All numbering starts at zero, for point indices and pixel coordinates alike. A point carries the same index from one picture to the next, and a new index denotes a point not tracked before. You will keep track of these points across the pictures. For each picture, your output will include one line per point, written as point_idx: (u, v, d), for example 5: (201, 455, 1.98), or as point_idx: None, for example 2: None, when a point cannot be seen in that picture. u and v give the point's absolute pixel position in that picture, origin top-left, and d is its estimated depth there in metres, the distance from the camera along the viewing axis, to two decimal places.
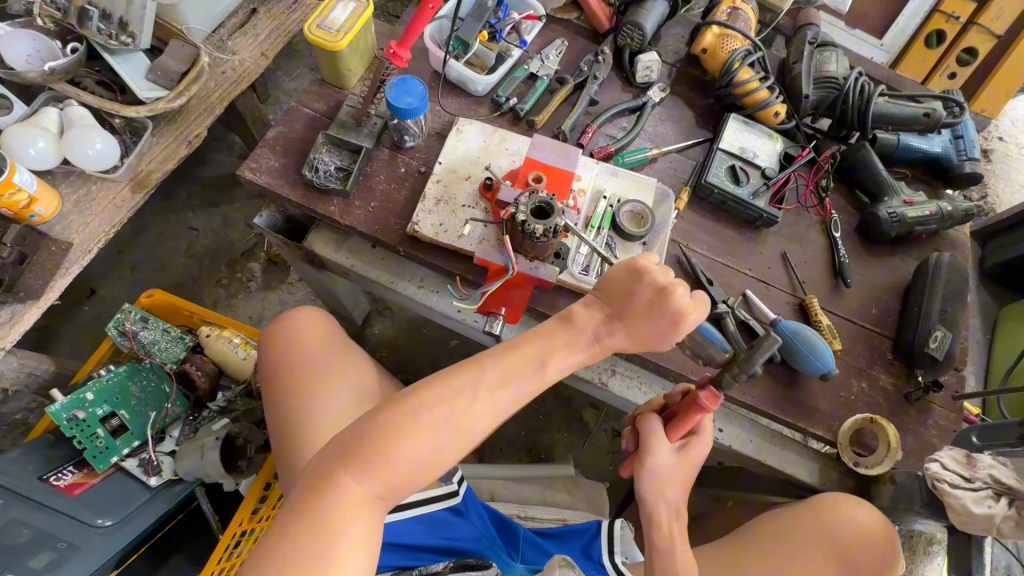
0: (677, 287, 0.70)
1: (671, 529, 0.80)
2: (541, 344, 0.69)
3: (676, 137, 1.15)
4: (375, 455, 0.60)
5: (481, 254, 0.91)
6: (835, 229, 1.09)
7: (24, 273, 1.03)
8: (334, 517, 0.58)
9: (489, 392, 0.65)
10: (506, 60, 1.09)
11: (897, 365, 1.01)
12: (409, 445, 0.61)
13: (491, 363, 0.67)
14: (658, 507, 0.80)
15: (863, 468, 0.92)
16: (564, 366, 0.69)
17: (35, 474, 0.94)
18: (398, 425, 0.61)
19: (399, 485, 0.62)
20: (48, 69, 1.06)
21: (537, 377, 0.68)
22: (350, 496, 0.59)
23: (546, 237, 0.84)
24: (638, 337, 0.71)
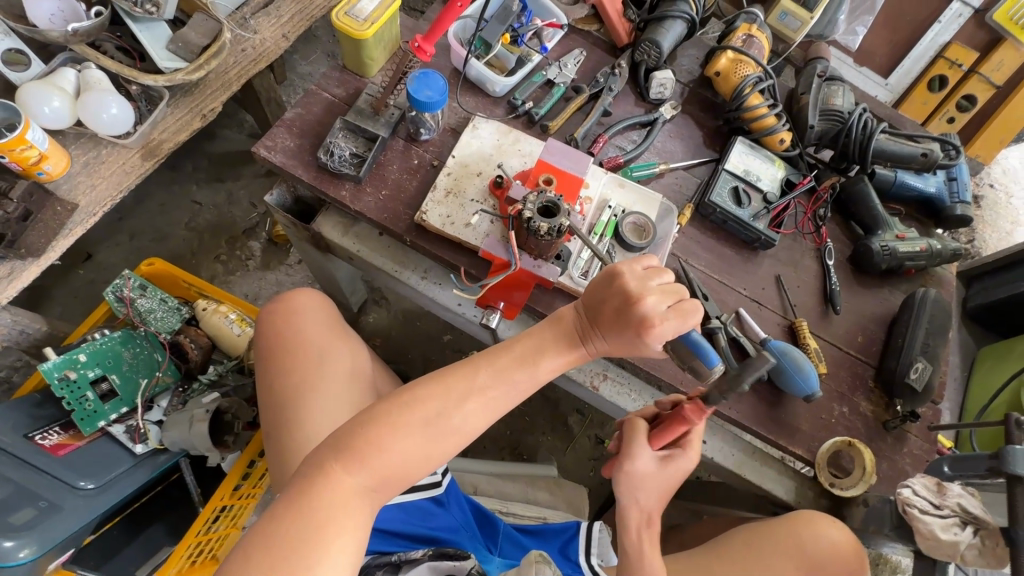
0: (646, 292, 0.66)
1: (641, 536, 0.81)
2: (530, 345, 0.70)
3: (684, 155, 1.18)
4: (364, 446, 0.61)
5: (486, 248, 0.93)
6: (829, 256, 1.12)
7: (27, 230, 1.02)
8: (324, 510, 0.59)
9: (480, 390, 0.67)
10: (526, 64, 1.11)
11: (878, 393, 1.04)
12: (401, 441, 0.62)
13: (483, 362, 0.68)
14: (627, 511, 0.81)
15: (837, 489, 0.94)
16: (552, 366, 0.70)
17: (22, 431, 0.94)
18: (390, 420, 0.63)
19: (390, 479, 0.63)
20: (71, 30, 1.06)
21: (528, 376, 0.69)
22: (341, 489, 0.60)
23: (550, 236, 0.85)
24: (614, 343, 0.69)
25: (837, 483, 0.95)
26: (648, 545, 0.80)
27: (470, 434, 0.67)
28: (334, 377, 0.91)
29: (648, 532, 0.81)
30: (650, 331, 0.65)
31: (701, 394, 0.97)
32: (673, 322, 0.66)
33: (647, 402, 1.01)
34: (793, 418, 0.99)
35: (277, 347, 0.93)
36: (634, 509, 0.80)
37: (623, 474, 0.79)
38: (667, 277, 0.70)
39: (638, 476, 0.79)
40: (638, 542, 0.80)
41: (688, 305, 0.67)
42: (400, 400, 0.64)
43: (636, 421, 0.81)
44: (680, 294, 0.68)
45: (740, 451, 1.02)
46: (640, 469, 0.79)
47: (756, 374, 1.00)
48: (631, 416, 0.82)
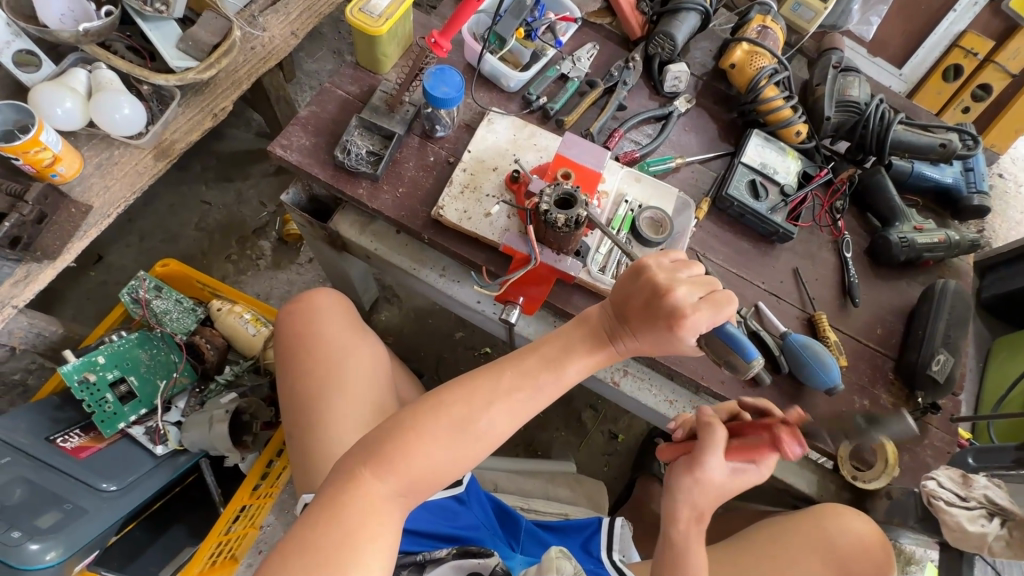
0: (675, 284, 0.64)
1: (689, 529, 0.74)
2: (556, 345, 0.69)
3: (699, 149, 1.17)
4: (395, 452, 0.61)
5: (506, 242, 0.93)
6: (846, 249, 1.12)
7: (42, 233, 1.02)
8: (354, 515, 0.58)
9: (507, 392, 0.65)
10: (541, 59, 1.11)
11: (898, 385, 1.04)
12: (430, 447, 0.62)
13: (506, 365, 0.67)
14: (680, 507, 0.74)
15: (860, 482, 0.95)
16: (580, 369, 0.68)
17: (42, 434, 0.93)
18: (419, 426, 0.62)
19: (419, 484, 0.62)
20: (82, 30, 1.05)
21: (553, 379, 0.67)
22: (371, 496, 0.60)
23: (567, 228, 0.81)
24: (646, 340, 0.67)
25: (859, 476, 0.95)
26: (696, 541, 0.74)
27: (498, 438, 0.66)
28: (353, 378, 0.90)
29: (697, 527, 0.75)
30: (681, 323, 0.62)
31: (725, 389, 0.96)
32: (704, 311, 0.63)
33: (667, 398, 1.00)
34: (813, 410, 0.99)
35: (299, 346, 0.93)
36: (686, 505, 0.73)
37: (691, 481, 0.73)
38: (697, 270, 0.67)
39: (710, 487, 0.73)
40: (686, 535, 0.74)
41: (721, 296, 0.63)
42: (430, 405, 0.64)
43: (714, 428, 0.73)
44: (711, 285, 0.65)
45: None
46: (713, 478, 0.73)
47: (777, 367, 0.99)
48: (707, 419, 0.74)
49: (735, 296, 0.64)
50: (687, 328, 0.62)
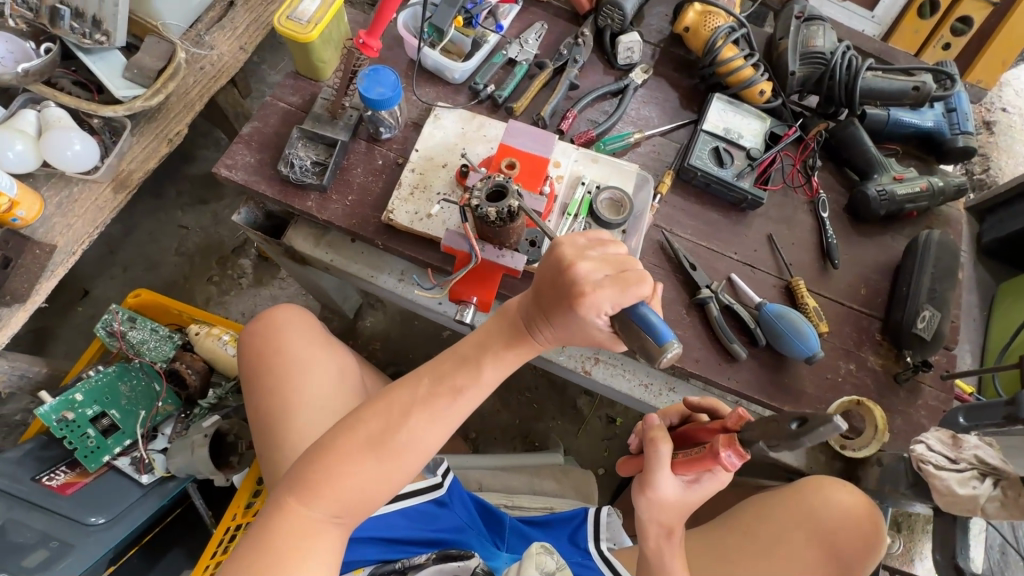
0: (579, 259, 0.58)
1: (658, 541, 0.75)
2: (475, 344, 0.66)
3: (660, 120, 1.13)
4: (319, 474, 0.60)
5: (447, 242, 0.89)
6: (823, 209, 1.07)
7: (9, 277, 1.03)
8: (290, 539, 0.59)
9: (426, 400, 0.63)
10: (483, 47, 1.06)
11: (886, 346, 0.99)
12: (353, 469, 0.60)
13: (425, 373, 0.65)
14: (646, 524, 0.74)
15: (850, 451, 0.91)
16: (500, 367, 0.65)
17: (29, 474, 0.96)
18: (342, 448, 0.61)
19: (353, 505, 0.61)
20: (22, 71, 1.05)
21: (472, 381, 0.64)
22: (301, 522, 0.60)
23: (500, 223, 0.72)
24: (559, 330, 0.62)
25: (849, 445, 0.92)
26: (667, 550, 0.75)
27: (428, 448, 0.64)
28: (312, 391, 0.89)
29: (668, 540, 0.75)
30: (581, 300, 0.56)
31: (698, 368, 0.94)
32: (609, 292, 0.57)
33: (642, 380, 0.98)
34: (797, 381, 0.95)
35: (259, 364, 0.93)
36: (651, 522, 0.74)
37: (646, 500, 0.73)
38: (613, 249, 0.61)
39: (666, 504, 0.72)
40: (656, 547, 0.75)
41: (632, 275, 0.57)
42: (351, 423, 0.62)
43: (658, 446, 0.72)
44: (624, 264, 0.59)
45: None
46: (666, 496, 0.72)
47: (753, 340, 0.96)
48: (651, 435, 0.73)
49: (648, 275, 0.57)
50: (591, 308, 0.57)
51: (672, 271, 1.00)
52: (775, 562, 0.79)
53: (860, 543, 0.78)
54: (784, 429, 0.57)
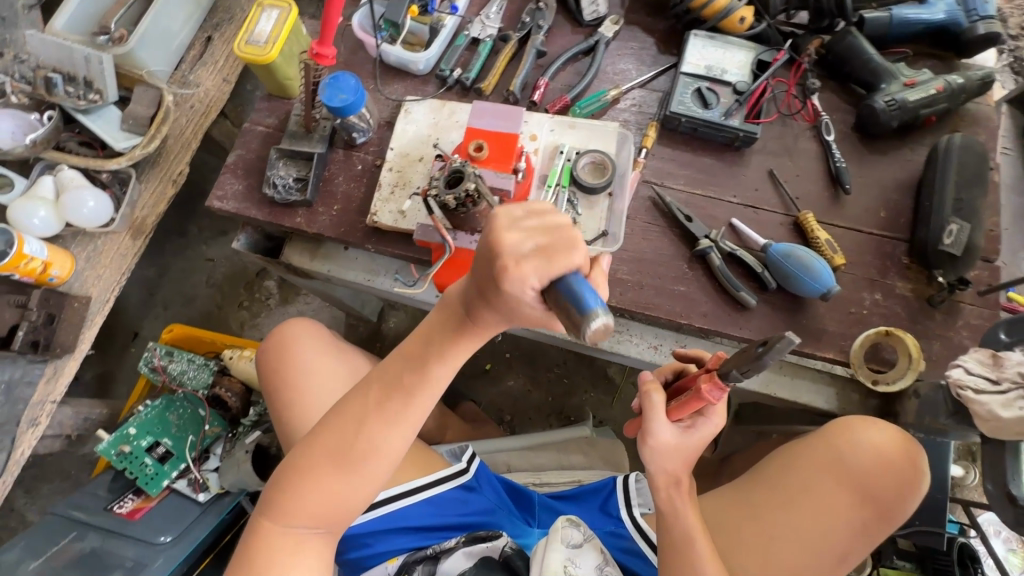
0: (508, 228, 0.51)
1: (672, 496, 0.74)
2: (421, 340, 0.62)
3: (638, 71, 1.07)
4: (284, 493, 0.64)
5: (420, 236, 0.89)
6: (827, 132, 0.99)
7: (57, 331, 1.14)
8: (269, 554, 0.64)
9: (377, 407, 0.62)
10: (441, 32, 1.04)
11: (915, 269, 0.92)
12: (318, 484, 0.63)
13: (375, 379, 0.64)
14: (654, 476, 0.75)
15: (883, 385, 0.86)
16: (445, 365, 0.61)
17: (103, 505, 1.07)
18: (302, 465, 0.64)
19: (326, 516, 0.65)
20: (30, 142, 1.13)
21: (419, 383, 0.62)
22: (282, 536, 0.65)
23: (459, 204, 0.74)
24: (500, 314, 0.55)
25: (881, 378, 0.86)
26: (681, 499, 0.74)
27: (394, 451, 0.64)
28: (316, 399, 0.93)
29: (680, 491, 0.74)
30: (506, 275, 0.50)
31: (706, 322, 0.91)
32: (535, 265, 0.50)
33: (651, 343, 0.95)
34: (817, 320, 0.89)
35: (271, 375, 0.97)
36: (658, 474, 0.74)
37: (646, 450, 0.73)
38: (551, 215, 0.53)
39: (666, 450, 0.73)
40: (670, 501, 0.74)
41: (559, 244, 0.50)
42: (309, 443, 0.65)
43: (651, 395, 0.73)
44: (558, 231, 0.51)
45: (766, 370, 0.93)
46: (665, 443, 0.73)
47: (763, 285, 0.91)
48: (644, 386, 0.74)
49: (580, 241, 0.51)
50: (515, 282, 0.50)
51: (667, 227, 0.96)
52: (806, 509, 0.75)
53: (895, 487, 0.73)
54: (753, 353, 0.61)
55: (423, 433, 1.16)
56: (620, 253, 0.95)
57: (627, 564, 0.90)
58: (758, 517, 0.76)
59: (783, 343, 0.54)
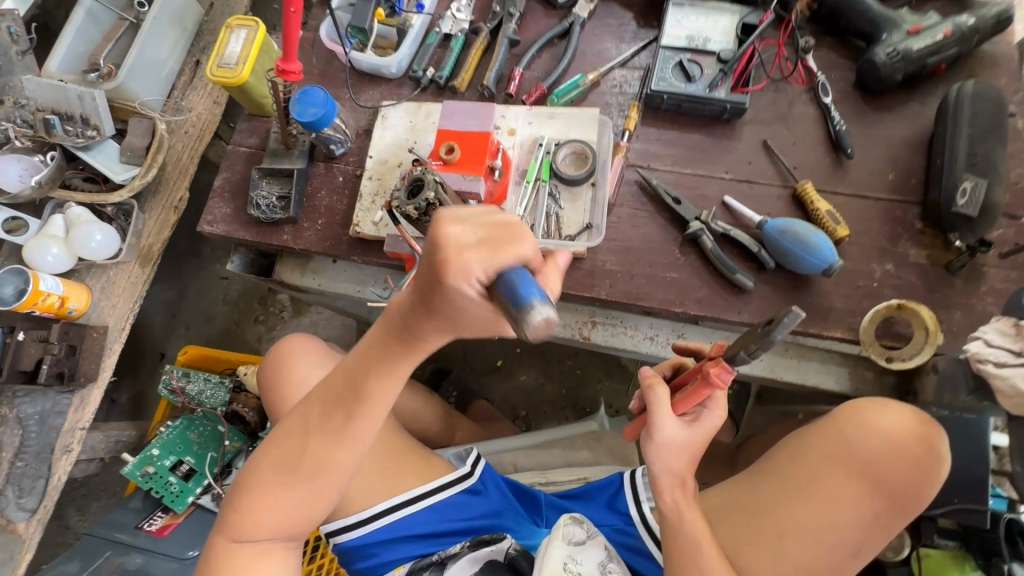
0: (450, 221, 0.47)
1: (676, 497, 0.70)
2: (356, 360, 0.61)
3: (617, 49, 1.02)
4: (239, 511, 0.66)
5: (390, 247, 0.89)
6: (825, 93, 0.92)
7: (80, 362, 1.19)
8: (236, 565, 0.68)
9: (319, 427, 0.62)
10: (410, 32, 1.02)
11: (930, 234, 0.85)
12: (272, 501, 0.65)
13: (318, 394, 0.63)
14: (658, 476, 0.70)
15: (898, 362, 0.80)
16: (389, 379, 0.59)
17: (134, 524, 1.12)
18: (252, 485, 0.66)
19: (288, 528, 0.67)
20: (36, 183, 1.18)
21: (362, 400, 0.60)
22: (245, 548, 0.68)
23: (425, 217, 0.69)
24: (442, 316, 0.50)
25: (894, 356, 0.80)
26: (686, 502, 0.70)
27: (344, 466, 0.64)
28: None
29: (684, 493, 0.70)
30: (445, 266, 0.46)
31: (702, 308, 0.86)
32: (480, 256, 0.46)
33: (646, 334, 0.92)
34: (823, 297, 0.84)
35: (270, 390, 0.99)
36: (664, 473, 0.69)
37: (652, 446, 0.69)
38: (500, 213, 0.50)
39: (671, 446, 0.69)
40: (675, 504, 0.70)
41: (506, 236, 0.47)
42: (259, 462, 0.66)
43: (654, 389, 0.69)
44: (507, 225, 0.48)
45: (770, 353, 0.88)
46: (672, 438, 0.68)
47: (762, 265, 0.86)
48: (646, 380, 0.70)
49: (528, 236, 0.48)
50: (457, 272, 0.46)
51: (656, 211, 0.92)
52: (812, 501, 0.70)
53: (910, 473, 0.68)
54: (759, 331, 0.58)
55: (431, 436, 1.16)
56: (608, 243, 0.91)
57: (633, 563, 0.88)
58: (761, 511, 0.72)
59: (790, 318, 0.52)
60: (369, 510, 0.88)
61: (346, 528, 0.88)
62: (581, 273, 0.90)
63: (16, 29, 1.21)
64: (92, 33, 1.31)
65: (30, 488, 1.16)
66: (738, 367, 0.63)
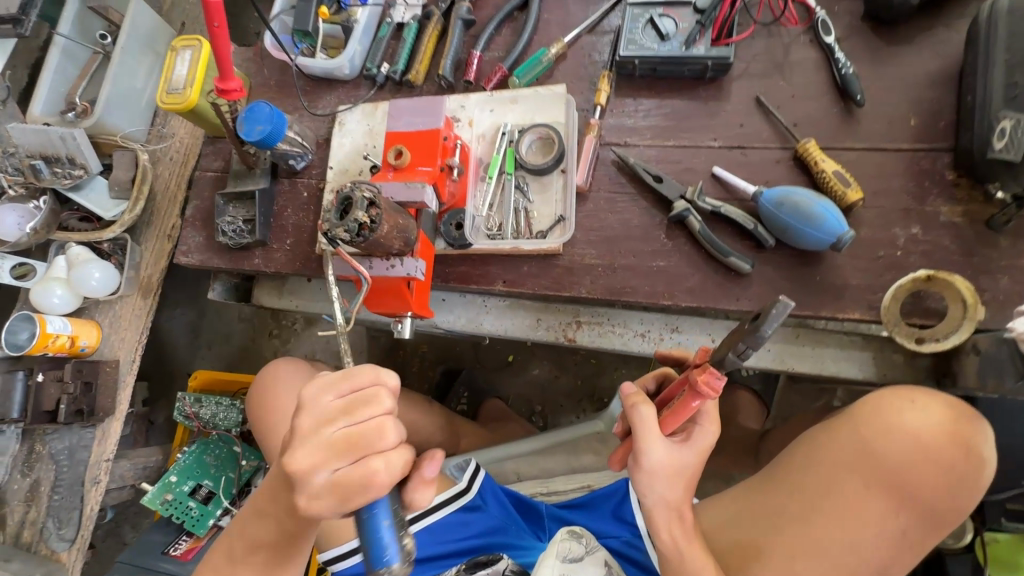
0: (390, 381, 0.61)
1: (676, 535, 0.61)
2: (267, 499, 0.67)
3: (583, 12, 0.91)
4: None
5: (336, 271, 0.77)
6: (827, 32, 0.78)
7: (97, 397, 1.24)
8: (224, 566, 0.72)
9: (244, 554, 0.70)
10: (357, 27, 0.95)
11: (965, 186, 0.72)
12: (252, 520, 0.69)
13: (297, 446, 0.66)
14: (653, 510, 0.61)
15: (931, 343, 0.68)
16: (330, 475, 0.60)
17: (159, 549, 1.14)
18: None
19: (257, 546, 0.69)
20: (31, 230, 1.21)
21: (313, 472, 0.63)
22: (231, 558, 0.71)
23: (359, 240, 0.63)
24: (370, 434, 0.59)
25: (926, 336, 0.68)
26: (684, 533, 0.62)
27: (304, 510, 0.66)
28: None
29: (684, 526, 0.62)
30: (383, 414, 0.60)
31: (695, 299, 0.77)
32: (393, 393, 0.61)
33: (636, 331, 0.85)
34: (836, 274, 0.73)
35: (259, 416, 0.96)
36: (659, 507, 0.60)
37: (642, 478, 0.60)
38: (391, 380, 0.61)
39: (663, 474, 0.59)
40: (674, 542, 0.61)
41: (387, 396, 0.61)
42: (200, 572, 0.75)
43: (637, 410, 0.60)
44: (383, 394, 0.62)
45: (778, 341, 0.79)
46: (663, 466, 0.59)
47: (760, 243, 0.75)
48: (627, 400, 0.61)
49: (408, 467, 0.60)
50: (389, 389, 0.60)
51: (638, 193, 0.82)
52: (828, 514, 0.61)
53: (940, 481, 0.59)
54: (745, 328, 0.51)
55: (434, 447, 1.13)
56: (586, 235, 0.82)
57: None
58: (771, 530, 0.64)
59: (780, 309, 0.47)
60: None
61: (341, 556, 0.85)
62: (559, 271, 0.82)
63: None
64: (69, 71, 1.32)
65: (68, 519, 1.23)
66: (729, 371, 0.54)
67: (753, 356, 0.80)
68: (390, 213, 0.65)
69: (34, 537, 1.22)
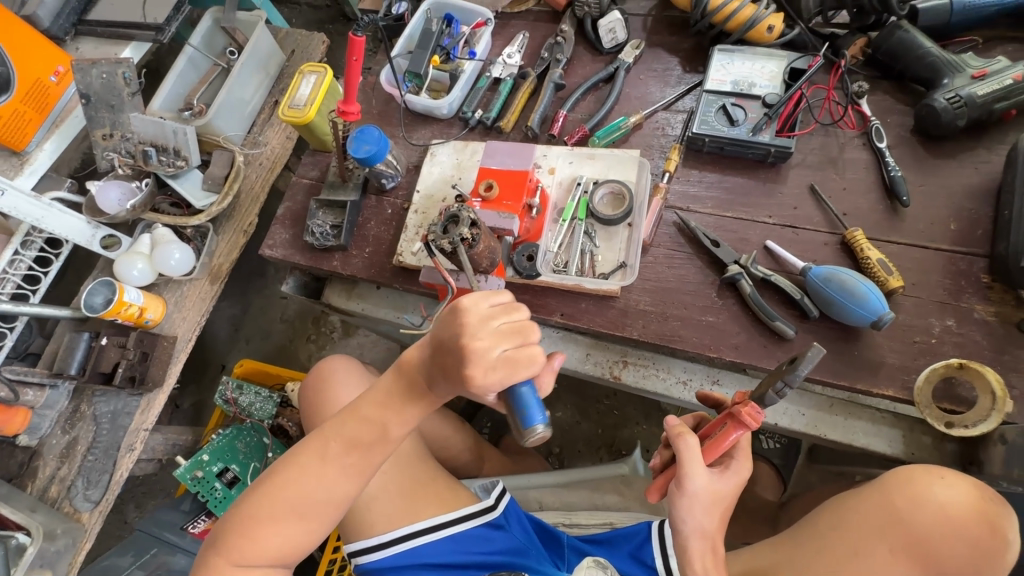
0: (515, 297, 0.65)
1: (708, 566, 0.66)
2: (376, 402, 0.69)
3: (663, 92, 1.03)
4: (246, 535, 0.69)
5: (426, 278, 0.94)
6: (879, 138, 0.89)
7: (150, 367, 1.31)
8: (296, 475, 0.69)
9: (335, 459, 0.69)
10: (462, 77, 1.09)
11: (999, 289, 0.79)
12: (348, 429, 0.69)
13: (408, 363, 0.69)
14: (689, 537, 0.66)
15: (959, 429, 0.72)
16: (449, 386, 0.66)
17: (179, 525, 1.22)
18: (256, 514, 0.69)
19: (348, 457, 0.69)
20: (130, 207, 1.33)
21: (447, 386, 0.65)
22: (306, 466, 0.69)
23: (455, 251, 0.71)
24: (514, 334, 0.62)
25: (955, 421, 0.73)
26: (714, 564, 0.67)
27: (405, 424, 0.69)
28: None
29: (714, 559, 0.67)
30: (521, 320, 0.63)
31: (739, 355, 0.83)
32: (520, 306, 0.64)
33: (679, 378, 0.92)
34: (873, 352, 0.79)
35: (315, 403, 1.03)
36: (696, 534, 0.65)
37: (685, 503, 0.64)
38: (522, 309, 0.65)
39: (704, 500, 0.64)
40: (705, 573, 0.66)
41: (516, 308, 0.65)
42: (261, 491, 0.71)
43: (683, 440, 0.64)
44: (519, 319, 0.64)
45: (813, 409, 0.85)
46: (703, 492, 0.64)
47: (804, 313, 0.82)
48: (675, 429, 0.65)
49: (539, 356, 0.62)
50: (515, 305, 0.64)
51: (695, 253, 0.90)
52: None
53: (967, 554, 0.63)
54: (783, 367, 0.58)
55: (459, 466, 1.17)
56: (643, 284, 0.90)
57: None
58: None
59: (813, 355, 0.54)
60: (390, 533, 0.88)
61: (369, 550, 0.89)
62: (614, 312, 0.89)
63: (129, 74, 1.33)
64: (190, 77, 1.48)
65: (96, 481, 1.27)
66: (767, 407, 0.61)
67: (788, 417, 0.85)
68: (484, 235, 0.75)
69: (60, 493, 1.26)
